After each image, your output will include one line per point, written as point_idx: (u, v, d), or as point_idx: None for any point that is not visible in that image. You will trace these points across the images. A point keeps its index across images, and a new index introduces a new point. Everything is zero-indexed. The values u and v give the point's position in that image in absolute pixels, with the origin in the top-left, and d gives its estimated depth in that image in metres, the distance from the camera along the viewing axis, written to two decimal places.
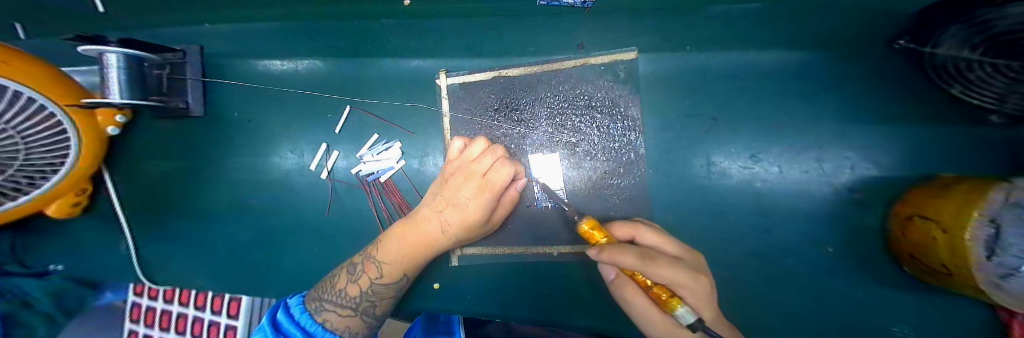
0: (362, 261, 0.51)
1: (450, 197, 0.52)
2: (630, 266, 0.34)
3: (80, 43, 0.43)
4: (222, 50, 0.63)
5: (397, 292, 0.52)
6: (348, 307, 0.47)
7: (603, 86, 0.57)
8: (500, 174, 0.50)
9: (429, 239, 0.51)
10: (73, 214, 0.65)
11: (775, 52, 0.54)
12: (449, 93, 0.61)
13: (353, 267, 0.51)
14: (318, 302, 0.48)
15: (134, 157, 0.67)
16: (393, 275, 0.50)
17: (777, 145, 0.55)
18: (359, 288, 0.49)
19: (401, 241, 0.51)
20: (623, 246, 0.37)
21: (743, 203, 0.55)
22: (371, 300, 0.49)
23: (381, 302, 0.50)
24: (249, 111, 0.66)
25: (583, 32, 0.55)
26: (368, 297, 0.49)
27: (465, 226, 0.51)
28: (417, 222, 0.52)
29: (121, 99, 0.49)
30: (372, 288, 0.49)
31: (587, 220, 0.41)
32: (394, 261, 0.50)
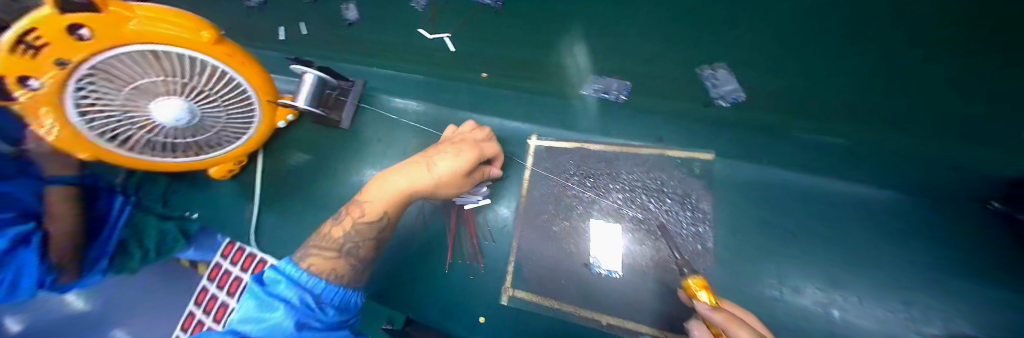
0: (350, 208, 0.57)
1: (409, 167, 0.57)
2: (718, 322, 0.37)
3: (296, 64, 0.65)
4: (377, 86, 0.85)
5: (379, 235, 0.57)
6: (331, 249, 0.52)
7: (676, 176, 0.62)
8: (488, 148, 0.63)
9: (416, 187, 0.55)
10: (223, 177, 0.84)
11: (843, 185, 0.59)
12: (535, 152, 0.73)
13: (341, 216, 0.57)
14: (305, 251, 0.51)
15: (286, 144, 0.88)
16: (375, 212, 0.55)
17: (853, 273, 0.55)
18: (341, 236, 0.54)
19: (386, 188, 0.55)
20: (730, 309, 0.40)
21: (813, 324, 0.53)
22: (354, 242, 0.54)
23: (364, 245, 0.55)
24: (378, 131, 0.85)
25: (663, 131, 0.67)
26: (353, 239, 0.54)
27: (459, 173, 0.55)
28: (403, 177, 0.55)
29: (302, 105, 0.69)
30: (357, 228, 0.54)
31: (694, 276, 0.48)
32: (372, 210, 0.55)
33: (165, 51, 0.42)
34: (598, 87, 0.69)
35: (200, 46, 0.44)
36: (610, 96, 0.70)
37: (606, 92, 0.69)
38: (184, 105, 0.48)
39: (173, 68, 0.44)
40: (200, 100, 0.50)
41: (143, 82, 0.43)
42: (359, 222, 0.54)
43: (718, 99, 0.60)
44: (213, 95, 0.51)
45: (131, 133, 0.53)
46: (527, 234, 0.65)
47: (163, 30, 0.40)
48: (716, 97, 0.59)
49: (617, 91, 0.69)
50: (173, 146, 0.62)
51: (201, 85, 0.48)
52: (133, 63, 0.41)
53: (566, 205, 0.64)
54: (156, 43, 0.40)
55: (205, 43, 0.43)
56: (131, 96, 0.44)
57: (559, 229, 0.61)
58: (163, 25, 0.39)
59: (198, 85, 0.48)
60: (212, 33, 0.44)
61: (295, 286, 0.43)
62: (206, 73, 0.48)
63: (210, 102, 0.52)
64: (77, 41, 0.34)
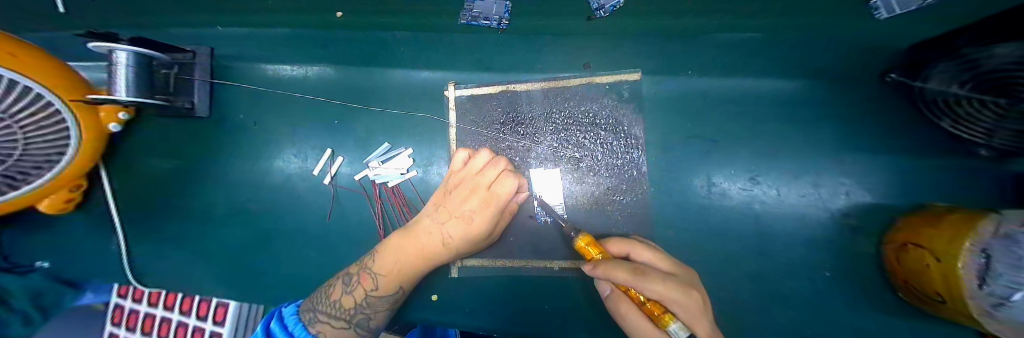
0: (359, 270, 0.50)
1: (450, 209, 0.52)
2: (622, 282, 0.35)
3: (92, 40, 0.44)
4: (229, 52, 0.63)
5: (392, 306, 0.51)
6: (343, 319, 0.47)
7: (607, 105, 0.58)
8: (504, 187, 0.51)
9: (429, 252, 0.51)
10: (63, 211, 0.63)
11: (770, 81, 0.57)
12: (455, 104, 0.62)
13: (349, 279, 0.50)
14: (312, 313, 0.47)
15: (134, 154, 0.67)
16: (392, 285, 0.49)
17: (774, 169, 0.57)
18: (352, 302, 0.48)
19: (399, 251, 0.50)
20: (615, 261, 0.37)
21: (740, 222, 0.56)
22: (366, 312, 0.49)
23: (376, 316, 0.50)
24: (255, 112, 0.66)
25: (589, 54, 0.58)
26: (364, 310, 0.48)
27: (467, 239, 0.51)
28: (417, 236, 0.51)
29: (126, 98, 0.49)
30: (369, 301, 0.48)
31: (581, 236, 0.42)
32: (391, 270, 0.49)
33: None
34: (475, 12, 0.52)
35: None
36: (490, 23, 0.54)
37: (485, 18, 0.53)
38: None
39: None
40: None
41: None
42: (371, 295, 0.48)
43: (599, 9, 0.50)
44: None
45: None
46: None
47: None
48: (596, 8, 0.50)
49: (498, 15, 0.53)
50: None
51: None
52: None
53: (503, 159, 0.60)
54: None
55: None
56: None
57: None
58: None
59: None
60: None
61: None
62: None
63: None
64: None
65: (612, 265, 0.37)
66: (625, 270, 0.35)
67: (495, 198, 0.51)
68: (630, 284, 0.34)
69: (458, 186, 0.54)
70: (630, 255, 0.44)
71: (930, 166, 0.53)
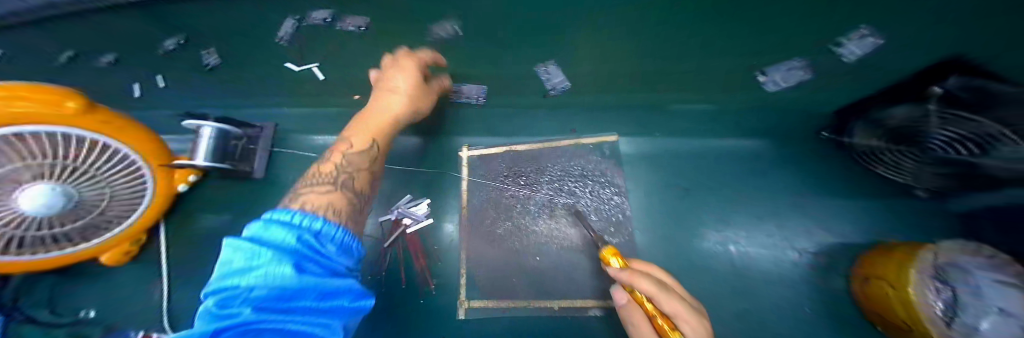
0: (335, 147, 0.47)
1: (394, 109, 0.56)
2: (647, 291, 0.38)
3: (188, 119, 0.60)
4: (291, 127, 0.81)
5: (374, 167, 0.48)
6: (325, 183, 0.40)
7: (592, 160, 0.70)
8: (399, 75, 0.50)
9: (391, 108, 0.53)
10: (118, 262, 0.71)
11: (722, 138, 0.69)
12: (468, 162, 0.75)
13: (309, 184, 0.40)
14: (291, 198, 0.37)
15: (192, 209, 0.79)
16: (377, 111, 0.51)
17: (743, 212, 0.65)
18: (334, 166, 0.43)
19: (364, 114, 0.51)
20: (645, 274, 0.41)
21: (721, 261, 0.61)
22: (348, 172, 0.43)
23: (359, 177, 0.44)
24: (299, 172, 0.80)
25: (574, 121, 0.72)
26: (348, 169, 0.44)
27: (422, 108, 0.56)
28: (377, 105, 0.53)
29: (202, 162, 0.63)
30: (348, 160, 0.45)
31: (609, 248, 0.48)
32: (363, 121, 0.50)
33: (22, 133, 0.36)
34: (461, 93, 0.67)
35: (71, 118, 0.39)
36: (473, 100, 0.69)
37: (468, 97, 0.68)
38: (53, 187, 0.43)
39: (38, 147, 0.39)
40: (73, 179, 0.45)
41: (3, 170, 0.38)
42: (348, 153, 0.46)
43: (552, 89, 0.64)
44: (95, 173, 0.47)
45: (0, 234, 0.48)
46: (470, 240, 0.69)
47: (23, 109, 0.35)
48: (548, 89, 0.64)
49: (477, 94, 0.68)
50: (64, 236, 0.57)
51: (78, 163, 0.44)
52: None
53: (507, 205, 0.70)
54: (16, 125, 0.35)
55: (75, 114, 0.39)
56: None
57: (503, 230, 0.69)
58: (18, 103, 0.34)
59: (74, 164, 0.44)
60: (80, 103, 0.39)
61: (302, 241, 0.27)
62: (84, 149, 0.44)
63: (91, 181, 0.47)
64: None
65: (640, 275, 0.41)
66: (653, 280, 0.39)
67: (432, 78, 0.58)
68: (652, 295, 0.37)
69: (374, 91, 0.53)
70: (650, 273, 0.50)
71: (872, 206, 0.62)
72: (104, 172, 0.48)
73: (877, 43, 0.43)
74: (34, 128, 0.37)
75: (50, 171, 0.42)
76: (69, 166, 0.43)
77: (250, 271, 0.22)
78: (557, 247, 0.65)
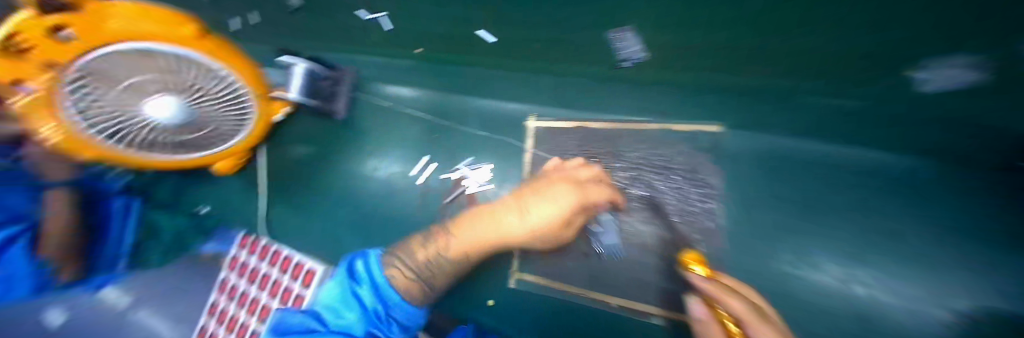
0: (439, 233, 0.59)
1: (534, 202, 0.57)
2: (735, 308, 0.38)
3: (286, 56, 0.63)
4: (369, 73, 0.83)
5: (457, 270, 0.58)
6: (412, 272, 0.53)
7: (684, 152, 0.60)
8: (597, 192, 0.57)
9: (506, 234, 0.56)
10: (229, 172, 0.85)
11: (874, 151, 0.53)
12: (534, 134, 0.70)
13: (427, 237, 0.60)
14: (391, 259, 0.54)
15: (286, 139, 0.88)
16: (461, 252, 0.57)
17: (885, 252, 0.49)
18: (406, 274, 0.52)
19: (473, 229, 0.57)
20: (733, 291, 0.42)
21: (830, 300, 0.50)
22: (432, 271, 0.55)
23: (438, 277, 0.55)
24: (374, 119, 0.83)
25: (666, 103, 0.62)
26: (423, 266, 0.55)
27: (551, 229, 0.56)
28: (497, 218, 0.57)
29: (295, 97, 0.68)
30: (437, 258, 0.56)
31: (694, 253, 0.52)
32: (466, 243, 0.57)
33: (157, 49, 0.44)
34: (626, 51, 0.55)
35: (189, 41, 0.47)
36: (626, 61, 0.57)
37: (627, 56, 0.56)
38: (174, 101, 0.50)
39: (158, 65, 0.46)
40: (195, 97, 0.54)
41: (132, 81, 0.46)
42: (441, 254, 0.57)
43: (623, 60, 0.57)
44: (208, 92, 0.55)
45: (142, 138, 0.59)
46: None
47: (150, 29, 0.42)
48: (621, 60, 0.57)
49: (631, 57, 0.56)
50: (176, 145, 0.65)
51: (194, 81, 0.52)
52: (117, 63, 0.44)
53: None
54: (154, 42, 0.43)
55: (190, 37, 0.46)
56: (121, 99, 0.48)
57: None
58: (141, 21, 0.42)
59: (191, 81, 0.51)
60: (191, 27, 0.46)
61: (371, 287, 0.48)
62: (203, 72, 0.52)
63: (206, 99, 0.56)
64: (59, 42, 0.38)
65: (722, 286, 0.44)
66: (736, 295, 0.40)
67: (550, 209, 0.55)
68: (738, 315, 0.37)
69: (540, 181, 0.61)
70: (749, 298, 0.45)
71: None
72: (216, 93, 0.57)
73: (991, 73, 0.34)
74: (180, 50, 0.46)
75: (174, 86, 0.50)
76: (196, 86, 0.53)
77: (342, 300, 0.47)
78: (620, 242, 0.60)
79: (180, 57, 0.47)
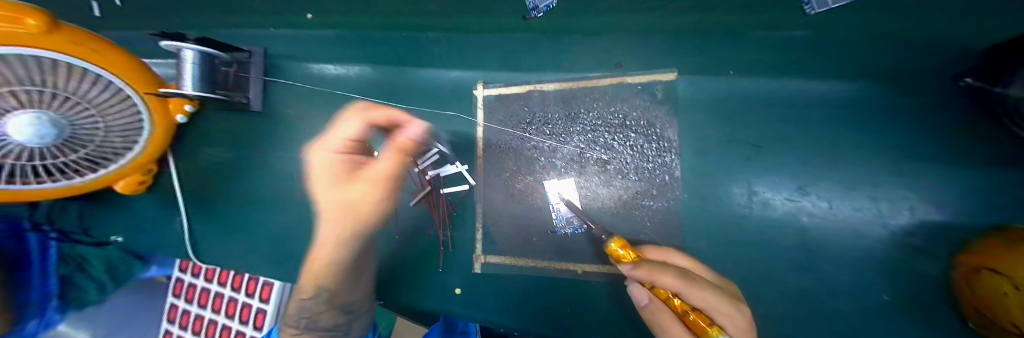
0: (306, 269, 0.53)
1: (320, 197, 0.47)
2: (671, 287, 0.32)
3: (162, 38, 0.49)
4: (279, 51, 0.69)
5: (334, 305, 0.51)
6: (294, 324, 0.51)
7: (639, 105, 0.56)
8: (346, 128, 0.49)
9: (325, 246, 0.49)
10: (137, 191, 0.72)
11: (824, 81, 0.52)
12: (484, 104, 0.63)
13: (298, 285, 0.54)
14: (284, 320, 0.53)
15: (197, 143, 0.74)
16: (314, 284, 0.49)
17: (826, 179, 0.52)
18: (297, 304, 0.52)
19: (323, 237, 0.49)
20: (660, 265, 0.35)
21: (782, 234, 0.52)
22: (305, 315, 0.50)
23: (320, 317, 0.50)
24: (297, 107, 0.71)
25: (620, 53, 0.57)
26: (303, 313, 0.51)
27: (342, 211, 0.46)
28: (328, 201, 0.47)
29: (193, 92, 0.55)
30: (306, 303, 0.50)
31: (616, 239, 0.39)
32: (313, 267, 0.50)
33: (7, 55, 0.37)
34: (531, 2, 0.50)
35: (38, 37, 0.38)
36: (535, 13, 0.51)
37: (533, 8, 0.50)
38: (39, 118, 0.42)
39: (16, 75, 0.39)
40: (59, 108, 0.44)
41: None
42: (302, 298, 0.51)
43: (532, 10, 0.50)
44: (88, 106, 0.47)
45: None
46: (487, 192, 0.62)
47: None
48: (530, 9, 0.50)
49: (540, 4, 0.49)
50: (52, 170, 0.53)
51: (57, 89, 0.43)
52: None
53: (529, 158, 0.60)
54: (11, 45, 0.36)
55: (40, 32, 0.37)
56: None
57: (524, 185, 0.60)
58: None
59: (54, 91, 0.43)
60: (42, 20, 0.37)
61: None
62: (60, 74, 0.43)
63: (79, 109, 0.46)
64: None
65: (658, 268, 0.34)
66: (673, 273, 0.34)
67: (329, 197, 0.46)
68: (676, 290, 0.33)
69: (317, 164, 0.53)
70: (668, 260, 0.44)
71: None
72: (90, 99, 0.47)
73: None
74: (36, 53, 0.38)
75: (34, 98, 0.42)
76: (64, 96, 0.44)
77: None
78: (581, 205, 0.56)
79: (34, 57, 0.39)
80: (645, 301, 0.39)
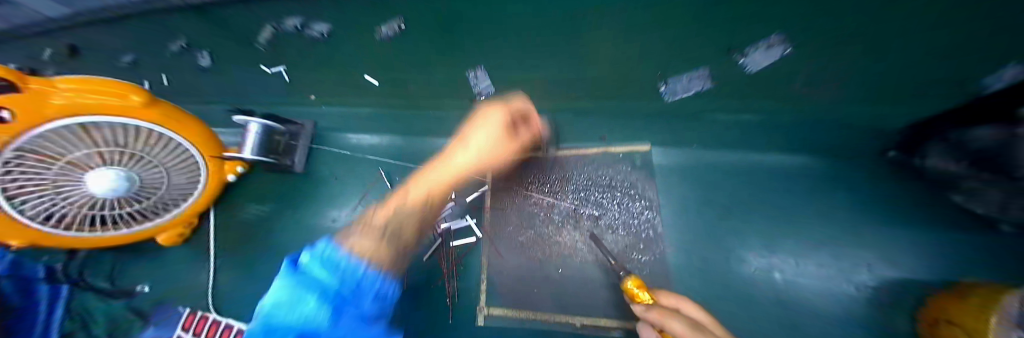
0: None
1: (473, 147, 0.59)
2: (676, 333, 0.35)
3: (238, 115, 0.64)
4: (329, 125, 0.85)
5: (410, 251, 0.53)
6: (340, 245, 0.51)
7: (622, 170, 0.68)
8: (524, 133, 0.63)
9: (443, 183, 0.58)
10: (173, 243, 0.79)
11: (769, 155, 0.64)
12: (493, 167, 0.75)
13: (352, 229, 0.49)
14: None
15: (240, 199, 0.85)
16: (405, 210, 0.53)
17: (788, 237, 0.59)
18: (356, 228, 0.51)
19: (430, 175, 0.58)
20: (674, 312, 0.39)
21: (762, 288, 0.56)
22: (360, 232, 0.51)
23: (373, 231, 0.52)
24: (333, 170, 0.84)
25: (604, 130, 0.71)
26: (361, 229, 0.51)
27: (489, 158, 0.61)
28: (474, 147, 0.59)
29: (249, 156, 0.67)
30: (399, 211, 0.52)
31: (633, 279, 0.47)
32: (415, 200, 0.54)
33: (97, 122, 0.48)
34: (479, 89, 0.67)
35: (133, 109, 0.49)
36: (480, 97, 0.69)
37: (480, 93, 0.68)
38: (119, 174, 0.52)
39: (109, 138, 0.50)
40: (133, 163, 0.55)
41: (79, 154, 0.48)
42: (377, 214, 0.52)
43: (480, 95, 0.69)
44: (158, 163, 0.57)
45: (71, 212, 0.55)
46: (496, 250, 0.68)
47: (94, 100, 0.46)
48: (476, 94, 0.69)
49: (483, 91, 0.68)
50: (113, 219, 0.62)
51: (141, 151, 0.54)
52: (66, 140, 0.47)
53: (531, 214, 0.69)
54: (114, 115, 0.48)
55: (139, 106, 0.49)
56: (65, 171, 0.49)
57: (526, 238, 0.67)
58: (90, 96, 0.46)
59: (138, 152, 0.54)
60: (143, 97, 0.49)
61: None
62: (147, 139, 0.54)
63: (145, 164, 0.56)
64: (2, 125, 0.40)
65: (670, 314, 0.39)
66: (682, 322, 0.36)
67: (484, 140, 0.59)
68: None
69: (489, 166, 0.65)
70: (681, 310, 0.44)
71: (954, 241, 0.53)
72: (160, 158, 0.57)
73: (705, 86, 0.56)
74: (120, 119, 0.49)
75: (118, 158, 0.53)
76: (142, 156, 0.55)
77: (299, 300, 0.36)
78: (569, 255, 0.64)
79: (129, 125, 0.51)
80: None
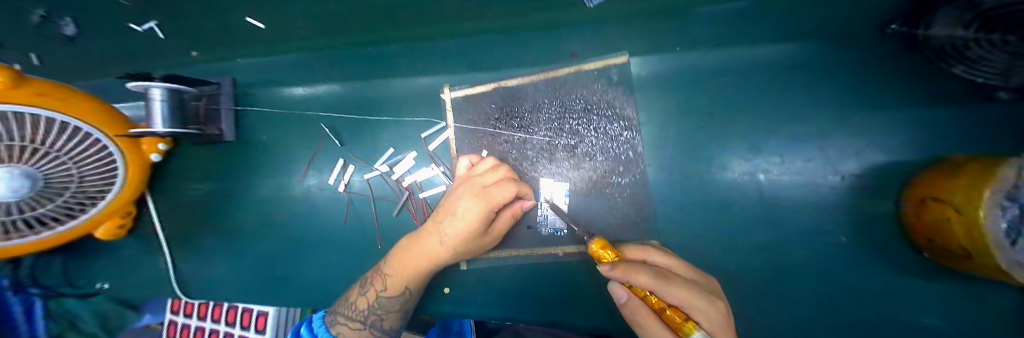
0: (373, 275, 0.55)
1: (448, 213, 0.50)
2: (644, 286, 0.31)
3: (132, 81, 0.51)
4: (249, 80, 0.70)
5: (404, 305, 0.54)
6: (357, 320, 0.51)
7: (598, 89, 0.59)
8: (503, 191, 0.49)
9: (431, 255, 0.51)
10: (118, 236, 0.70)
11: (769, 45, 0.54)
12: (452, 106, 0.64)
13: (365, 282, 0.55)
14: (334, 315, 0.53)
15: (175, 180, 0.74)
16: (400, 286, 0.52)
17: (774, 138, 0.55)
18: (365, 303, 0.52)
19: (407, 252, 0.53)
20: (638, 264, 0.34)
21: (743, 194, 0.55)
22: (378, 313, 0.52)
23: (389, 317, 0.52)
24: (272, 134, 0.72)
25: (574, 43, 0.60)
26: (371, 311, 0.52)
27: (466, 237, 0.50)
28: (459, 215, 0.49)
29: (162, 129, 0.55)
30: (382, 300, 0.52)
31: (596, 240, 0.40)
32: (401, 274, 0.52)
33: None
34: None
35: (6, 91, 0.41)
36: None
37: None
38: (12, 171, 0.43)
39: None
40: (38, 161, 0.45)
41: None
42: (381, 295, 0.52)
43: None
44: (62, 155, 0.48)
45: None
46: None
47: None
48: None
49: None
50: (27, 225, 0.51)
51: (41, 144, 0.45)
52: None
53: (501, 153, 0.62)
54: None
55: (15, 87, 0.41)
56: None
57: None
58: None
59: (35, 145, 0.45)
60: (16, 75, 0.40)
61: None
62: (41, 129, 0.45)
63: (57, 161, 0.47)
64: None
65: (635, 267, 0.33)
66: (648, 272, 0.32)
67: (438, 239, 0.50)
68: (652, 289, 0.31)
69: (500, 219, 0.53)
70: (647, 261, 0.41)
71: (959, 115, 0.47)
72: (69, 152, 0.49)
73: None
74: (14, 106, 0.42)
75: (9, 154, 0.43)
76: (41, 149, 0.45)
77: None
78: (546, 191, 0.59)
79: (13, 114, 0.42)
80: (622, 299, 0.35)
